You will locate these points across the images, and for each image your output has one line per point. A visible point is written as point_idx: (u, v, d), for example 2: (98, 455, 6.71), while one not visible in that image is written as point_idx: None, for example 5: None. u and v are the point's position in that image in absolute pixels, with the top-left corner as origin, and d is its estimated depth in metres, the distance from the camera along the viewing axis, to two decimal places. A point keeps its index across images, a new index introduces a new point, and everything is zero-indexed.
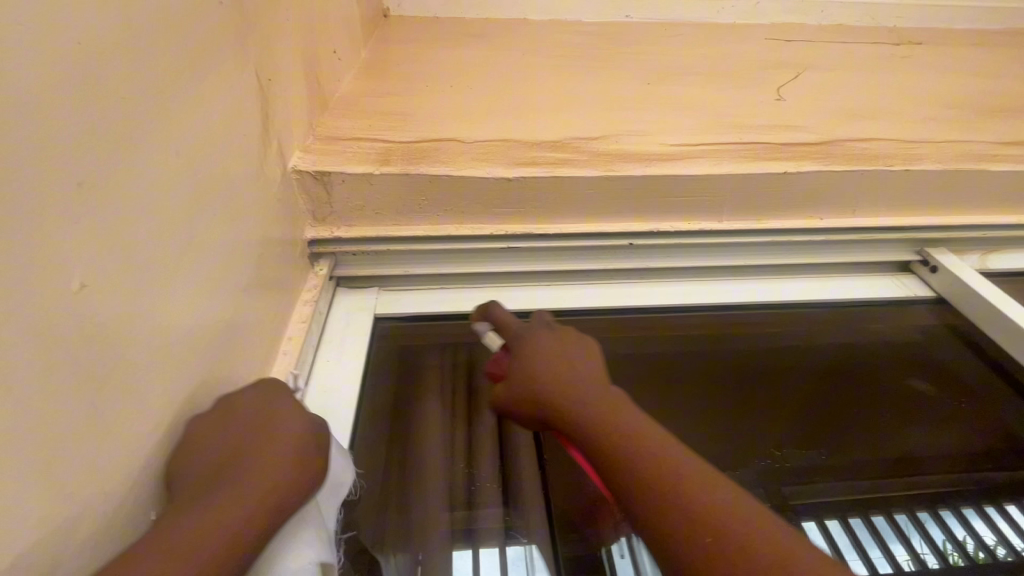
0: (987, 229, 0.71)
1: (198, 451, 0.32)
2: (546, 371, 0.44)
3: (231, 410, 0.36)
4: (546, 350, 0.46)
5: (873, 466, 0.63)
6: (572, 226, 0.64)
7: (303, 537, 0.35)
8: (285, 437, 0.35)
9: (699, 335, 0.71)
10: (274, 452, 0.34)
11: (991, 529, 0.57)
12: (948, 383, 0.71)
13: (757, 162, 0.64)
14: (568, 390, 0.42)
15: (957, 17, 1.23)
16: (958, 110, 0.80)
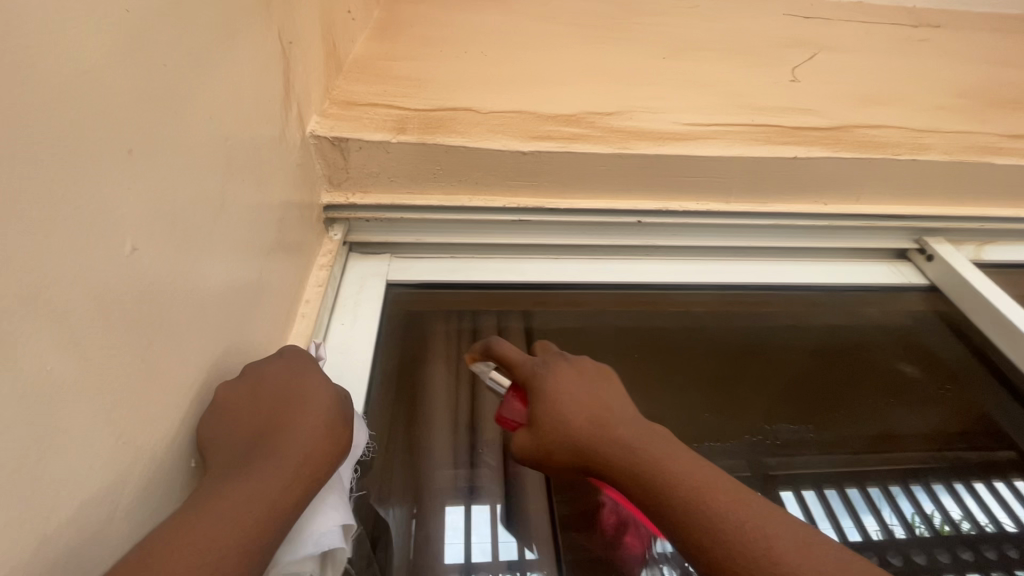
0: (987, 220, 0.72)
1: (226, 407, 0.36)
2: (580, 415, 0.40)
3: (259, 382, 0.38)
4: (572, 386, 0.42)
5: (856, 440, 0.66)
6: (580, 202, 0.65)
7: (326, 502, 0.38)
8: (314, 405, 0.37)
9: (703, 311, 0.71)
10: (305, 420, 0.36)
11: (958, 504, 0.60)
12: (933, 368, 0.72)
13: (764, 146, 0.64)
14: (607, 432, 0.39)
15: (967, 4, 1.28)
16: (955, 100, 0.83)
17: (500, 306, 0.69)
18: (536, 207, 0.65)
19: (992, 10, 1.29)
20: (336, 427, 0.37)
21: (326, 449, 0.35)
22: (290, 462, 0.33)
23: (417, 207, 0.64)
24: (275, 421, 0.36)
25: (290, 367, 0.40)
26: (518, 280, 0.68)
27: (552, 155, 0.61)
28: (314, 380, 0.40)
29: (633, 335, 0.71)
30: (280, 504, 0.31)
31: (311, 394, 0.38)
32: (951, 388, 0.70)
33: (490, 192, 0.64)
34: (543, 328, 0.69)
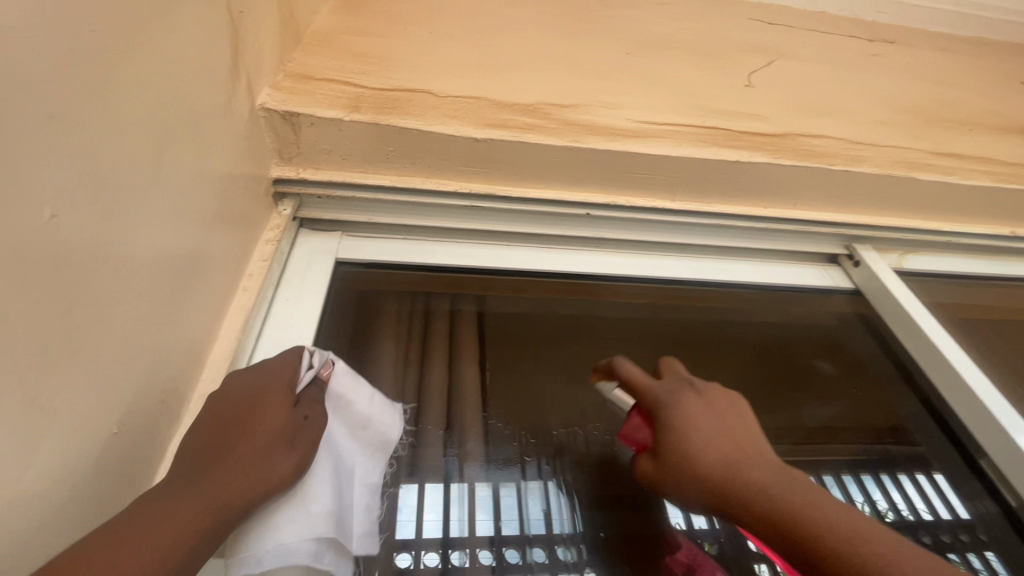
0: (910, 231, 0.77)
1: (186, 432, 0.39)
2: (709, 450, 0.46)
3: (217, 400, 0.41)
4: (702, 421, 0.48)
5: (788, 432, 0.70)
6: (531, 191, 0.67)
7: (277, 520, 0.40)
8: (255, 436, 0.39)
9: (647, 304, 0.75)
10: (241, 452, 0.38)
11: (884, 496, 0.64)
12: (850, 372, 0.77)
13: (710, 147, 0.67)
14: (738, 469, 0.44)
15: (926, 21, 1.35)
16: (896, 115, 0.88)
17: (451, 289, 0.71)
18: (489, 194, 0.66)
19: (948, 29, 1.36)
20: (273, 461, 0.40)
21: (254, 482, 0.38)
22: (210, 498, 0.35)
23: (369, 186, 0.64)
24: (226, 442, 0.38)
25: (261, 382, 0.43)
26: (469, 265, 0.69)
27: (504, 143, 0.62)
28: (275, 401, 0.42)
29: (578, 323, 0.74)
30: (193, 532, 0.33)
31: (264, 420, 0.40)
32: (862, 384, 0.75)
33: (442, 177, 0.65)
34: (494, 313, 0.72)
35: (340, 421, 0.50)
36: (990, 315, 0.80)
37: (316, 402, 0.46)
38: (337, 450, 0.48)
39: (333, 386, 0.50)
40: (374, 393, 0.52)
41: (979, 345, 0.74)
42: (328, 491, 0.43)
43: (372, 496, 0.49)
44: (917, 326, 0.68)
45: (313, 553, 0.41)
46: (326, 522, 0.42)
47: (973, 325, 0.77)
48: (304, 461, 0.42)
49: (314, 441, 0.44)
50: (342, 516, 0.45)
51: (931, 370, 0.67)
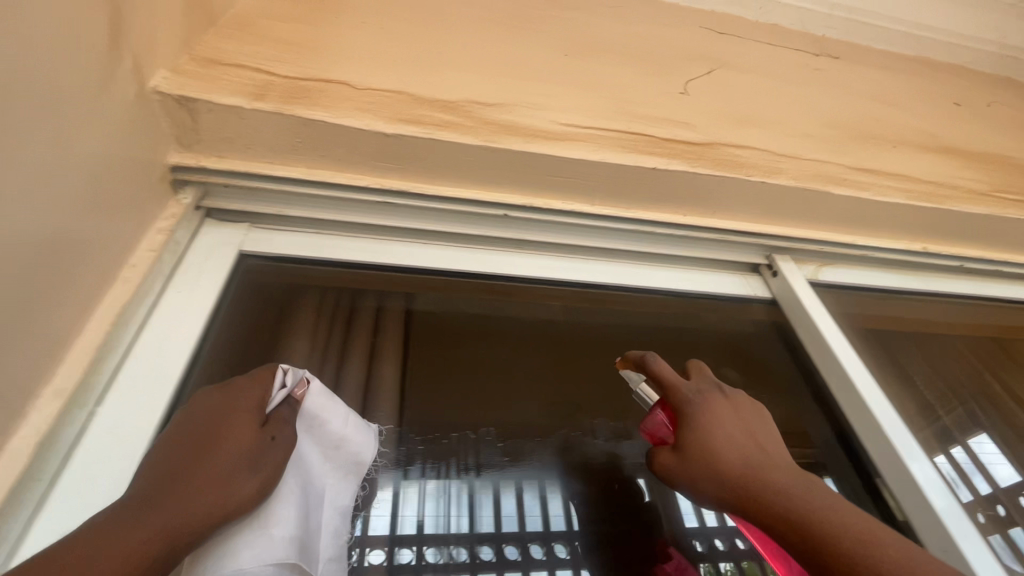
0: (825, 244, 0.78)
1: (168, 442, 0.42)
2: (733, 451, 0.50)
3: (192, 418, 0.44)
4: (726, 424, 0.52)
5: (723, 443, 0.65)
6: (445, 190, 0.66)
7: (238, 543, 0.43)
8: (223, 455, 0.42)
9: (568, 307, 0.75)
10: (211, 471, 0.41)
11: None
12: (761, 376, 0.76)
13: (628, 153, 0.67)
14: (759, 471, 0.48)
15: (876, 39, 1.38)
16: (825, 130, 0.90)
17: (366, 285, 0.70)
18: (402, 190, 0.64)
19: (896, 48, 1.40)
20: (237, 482, 0.42)
21: (215, 505, 0.40)
22: (176, 514, 0.37)
23: (275, 177, 0.62)
24: (194, 460, 0.41)
25: (229, 403, 0.45)
26: (383, 262, 0.68)
27: (416, 139, 0.61)
28: (241, 422, 0.44)
29: (496, 324, 0.73)
30: (150, 547, 0.35)
31: (228, 442, 0.43)
32: (767, 393, 0.74)
33: (354, 170, 0.64)
34: (421, 313, 0.72)
35: (314, 441, 0.51)
36: (903, 332, 0.84)
37: (285, 422, 0.48)
38: (306, 471, 0.50)
39: (308, 405, 0.52)
40: (349, 413, 0.54)
41: (890, 362, 0.78)
42: (291, 515, 0.46)
43: (340, 518, 0.50)
44: (822, 335, 0.70)
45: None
46: (284, 547, 0.44)
47: (889, 343, 0.81)
48: (266, 485, 0.44)
49: (279, 464, 0.46)
50: (308, 541, 0.47)
51: (833, 380, 0.69)
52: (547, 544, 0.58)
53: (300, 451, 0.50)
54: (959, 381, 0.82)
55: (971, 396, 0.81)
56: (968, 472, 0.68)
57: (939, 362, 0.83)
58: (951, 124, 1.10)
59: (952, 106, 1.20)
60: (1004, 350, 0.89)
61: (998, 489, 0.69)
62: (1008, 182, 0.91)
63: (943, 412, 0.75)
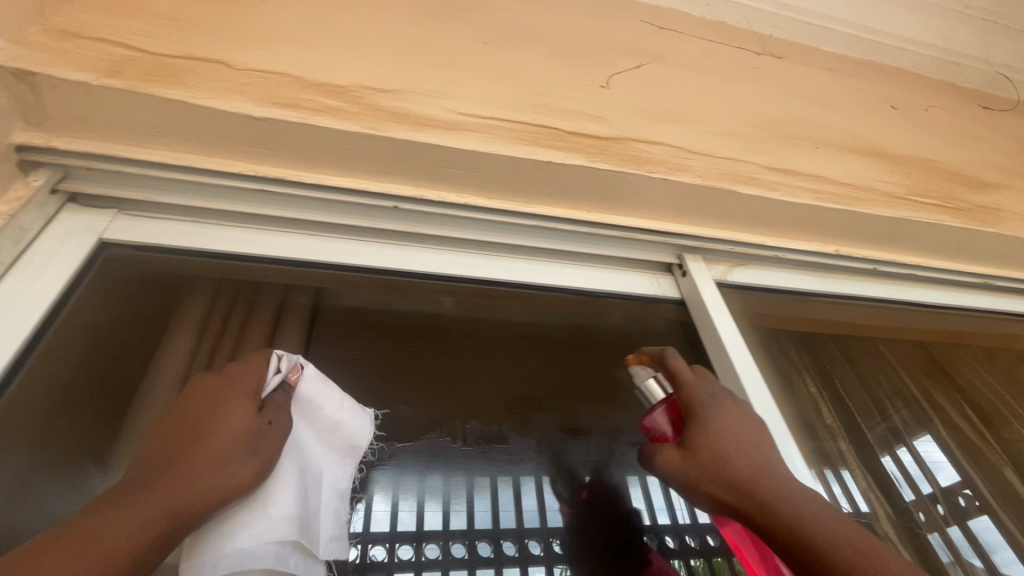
0: (736, 244, 0.77)
1: (169, 424, 0.46)
2: (728, 455, 0.51)
3: (188, 403, 0.47)
4: (721, 428, 0.53)
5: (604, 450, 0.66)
6: (327, 178, 0.62)
7: (239, 525, 0.45)
8: (219, 440, 0.45)
9: (471, 302, 0.72)
10: (207, 456, 0.44)
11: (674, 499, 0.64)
12: None
13: (523, 145, 0.65)
14: (752, 474, 0.50)
15: (823, 39, 1.37)
16: (748, 128, 0.89)
17: (263, 278, 0.67)
18: (280, 178, 0.61)
19: (844, 50, 1.40)
20: (233, 466, 0.45)
21: (214, 488, 0.43)
22: (175, 496, 0.40)
23: (137, 160, 0.58)
24: (192, 445, 0.44)
25: (226, 390, 0.49)
26: (266, 255, 0.65)
27: (286, 124, 0.57)
28: (239, 407, 0.47)
29: (393, 319, 0.71)
30: (149, 530, 0.38)
31: (226, 427, 0.46)
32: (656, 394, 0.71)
33: (226, 155, 0.60)
34: (332, 307, 0.70)
35: (309, 426, 0.54)
36: (830, 344, 0.85)
37: (279, 407, 0.51)
38: (303, 455, 0.52)
39: (303, 390, 0.54)
40: (343, 398, 0.56)
41: (812, 373, 0.80)
42: (289, 496, 0.48)
43: (340, 500, 0.52)
44: (719, 336, 0.69)
45: (275, 557, 0.46)
46: (284, 525, 0.46)
47: (818, 357, 0.83)
48: (264, 468, 0.47)
49: (275, 448, 0.49)
50: (308, 520, 0.49)
51: (725, 379, 0.67)
52: (518, 540, 0.58)
53: (296, 435, 0.53)
54: (889, 394, 0.85)
55: (902, 415, 0.83)
56: (911, 473, 0.76)
57: (868, 375, 0.85)
58: (884, 127, 1.09)
59: (890, 109, 1.19)
60: (934, 361, 0.92)
61: (938, 487, 0.76)
62: (928, 185, 0.90)
63: (868, 427, 0.79)
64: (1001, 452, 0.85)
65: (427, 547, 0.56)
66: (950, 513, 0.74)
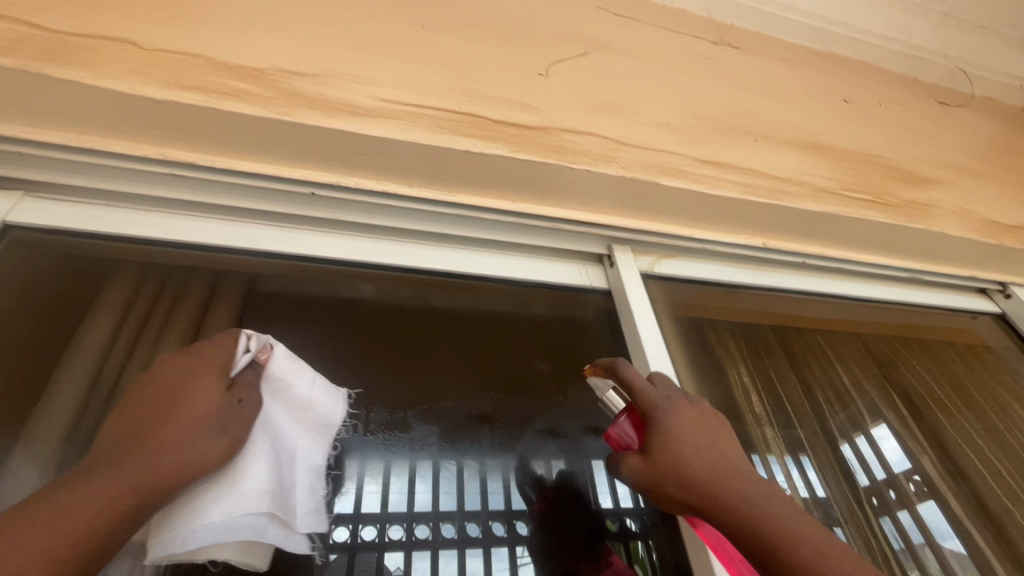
0: (664, 236, 0.78)
1: (133, 401, 0.45)
2: (699, 461, 0.49)
3: (150, 382, 0.46)
4: (690, 430, 0.52)
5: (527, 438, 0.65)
6: (239, 163, 0.62)
7: (209, 500, 0.44)
8: (185, 418, 0.44)
9: (399, 288, 0.71)
10: (172, 433, 0.43)
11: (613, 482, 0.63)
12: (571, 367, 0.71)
13: (442, 134, 0.65)
14: (724, 474, 0.49)
15: (785, 29, 1.36)
16: (687, 120, 0.89)
17: (190, 262, 0.66)
18: (188, 162, 0.60)
19: (806, 40, 1.39)
20: (202, 443, 0.44)
21: (182, 465, 0.42)
22: (139, 477, 0.40)
23: (37, 142, 0.57)
24: (157, 424, 0.43)
25: (193, 367, 0.47)
26: (182, 242, 0.64)
27: (191, 107, 0.56)
28: (205, 386, 0.46)
29: (319, 303, 0.69)
30: (111, 510, 0.38)
31: (193, 406, 0.45)
32: (570, 384, 0.70)
33: (133, 138, 0.59)
34: (265, 293, 0.68)
35: (280, 405, 0.51)
36: (762, 334, 0.86)
37: (250, 385, 0.50)
38: (274, 435, 0.50)
39: (274, 369, 0.52)
40: (314, 375, 0.54)
41: (748, 363, 0.82)
42: (262, 471, 0.47)
43: (315, 477, 0.51)
44: (636, 328, 0.69)
45: (250, 530, 0.45)
46: (257, 499, 0.46)
47: (752, 351, 0.84)
48: (235, 445, 0.46)
49: (245, 424, 0.47)
50: (285, 494, 0.48)
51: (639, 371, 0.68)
52: (484, 522, 0.58)
53: (265, 414, 0.50)
54: (824, 388, 0.86)
55: (838, 418, 0.83)
56: (867, 460, 0.79)
57: (802, 369, 0.87)
58: (832, 121, 1.10)
59: (843, 103, 1.19)
60: (869, 351, 0.94)
61: (889, 473, 0.79)
62: (862, 180, 0.92)
63: (800, 420, 0.80)
64: (925, 442, 0.85)
65: (391, 528, 0.56)
66: (901, 498, 0.76)
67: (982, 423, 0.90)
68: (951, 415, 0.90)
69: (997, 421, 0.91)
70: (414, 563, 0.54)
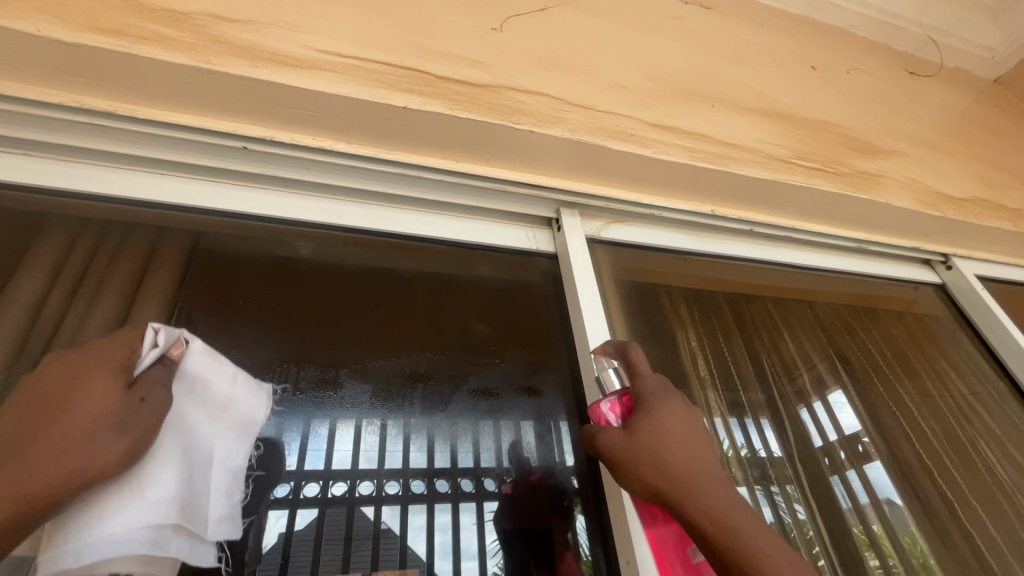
0: (612, 201, 0.78)
1: (17, 406, 0.42)
2: (676, 459, 0.48)
3: (36, 386, 0.43)
4: (674, 426, 0.50)
5: (498, 395, 0.67)
6: (164, 114, 0.60)
7: (103, 513, 0.41)
8: (74, 422, 0.41)
9: (342, 249, 0.71)
10: (57, 439, 0.40)
11: (573, 440, 0.66)
12: (520, 333, 0.72)
13: (379, 89, 0.62)
14: (699, 475, 0.47)
15: None
16: (644, 83, 0.87)
17: (129, 218, 0.64)
18: (109, 111, 0.58)
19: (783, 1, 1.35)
20: (95, 447, 0.41)
21: (69, 474, 0.39)
22: (16, 489, 0.37)
23: None
24: (42, 429, 0.40)
25: (88, 366, 0.44)
26: (110, 196, 0.62)
27: (105, 52, 0.54)
28: (99, 387, 0.43)
29: (256, 261, 0.68)
30: None
31: (84, 409, 0.42)
32: (509, 345, 0.71)
33: (46, 83, 0.56)
34: (205, 252, 0.66)
35: (195, 404, 0.50)
36: (713, 301, 0.88)
37: (156, 383, 0.47)
38: (188, 434, 0.48)
39: (186, 366, 0.51)
40: (235, 373, 0.54)
41: (697, 329, 0.84)
42: (169, 476, 0.45)
43: (232, 480, 0.50)
44: (577, 293, 0.70)
45: (152, 542, 0.42)
46: (164, 507, 0.43)
47: (701, 317, 0.85)
48: (134, 449, 0.43)
49: (149, 424, 0.45)
50: (195, 501, 0.46)
51: (577, 337, 0.69)
52: (452, 480, 0.60)
53: (179, 412, 0.49)
54: (770, 356, 0.87)
55: (784, 388, 0.84)
56: (822, 423, 0.82)
57: (749, 334, 0.88)
58: (796, 87, 1.09)
59: (810, 69, 1.18)
60: (818, 321, 0.95)
61: (842, 436, 0.82)
62: (817, 149, 0.92)
63: (743, 385, 0.82)
64: (859, 406, 0.88)
65: (361, 485, 0.57)
66: (851, 458, 0.80)
67: (917, 390, 0.94)
68: (889, 383, 0.93)
69: (930, 388, 0.95)
70: (385, 517, 0.56)
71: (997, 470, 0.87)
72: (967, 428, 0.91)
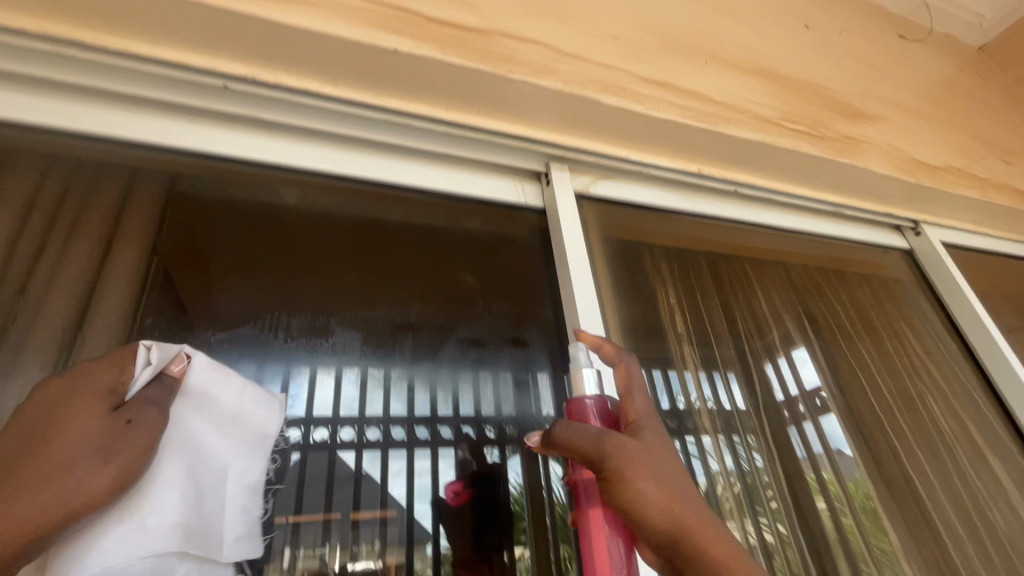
0: (601, 156, 0.78)
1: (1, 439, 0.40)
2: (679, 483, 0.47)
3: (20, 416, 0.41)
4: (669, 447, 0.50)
5: (481, 344, 0.70)
6: (137, 46, 0.56)
7: (101, 545, 0.40)
8: (56, 453, 0.39)
9: (328, 197, 0.69)
10: (39, 473, 0.38)
11: (549, 393, 0.68)
12: (509, 289, 0.73)
13: (367, 28, 0.60)
14: (695, 500, 0.47)
15: None
16: (638, 33, 0.85)
17: (102, 158, 0.61)
18: (77, 41, 0.54)
19: None
20: (79, 477, 0.39)
21: (51, 507, 0.37)
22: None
23: None
24: (25, 463, 0.38)
25: (73, 392, 0.42)
26: (82, 134, 0.59)
27: None
28: (84, 415, 0.41)
29: (238, 207, 0.66)
30: None
31: (67, 438, 0.40)
32: (493, 297, 0.73)
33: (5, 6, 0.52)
34: (185, 196, 0.64)
35: (202, 421, 0.49)
36: (695, 262, 0.90)
37: (145, 403, 0.45)
38: (196, 452, 0.47)
39: (190, 383, 0.49)
40: (244, 386, 0.52)
41: (677, 286, 0.86)
42: (173, 502, 0.43)
43: (247, 496, 0.49)
44: (564, 248, 0.71)
45: (153, 570, 0.41)
46: (167, 534, 0.42)
47: (682, 274, 0.87)
48: (126, 475, 0.41)
49: (139, 446, 0.42)
50: (204, 525, 0.45)
51: (563, 292, 0.70)
52: (431, 426, 0.63)
53: (188, 429, 0.48)
54: (744, 313, 0.91)
55: (756, 344, 0.89)
56: (786, 378, 0.88)
57: (726, 291, 0.92)
58: (788, 46, 1.08)
59: (804, 27, 1.16)
60: (790, 281, 0.99)
61: (803, 391, 0.88)
62: (803, 111, 0.93)
63: (717, 341, 0.86)
64: (824, 364, 0.93)
65: (342, 432, 0.59)
66: (808, 411, 0.86)
67: (877, 350, 1.00)
68: (852, 343, 0.98)
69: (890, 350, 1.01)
70: (365, 464, 0.59)
71: (941, 422, 0.95)
72: (919, 384, 0.98)
